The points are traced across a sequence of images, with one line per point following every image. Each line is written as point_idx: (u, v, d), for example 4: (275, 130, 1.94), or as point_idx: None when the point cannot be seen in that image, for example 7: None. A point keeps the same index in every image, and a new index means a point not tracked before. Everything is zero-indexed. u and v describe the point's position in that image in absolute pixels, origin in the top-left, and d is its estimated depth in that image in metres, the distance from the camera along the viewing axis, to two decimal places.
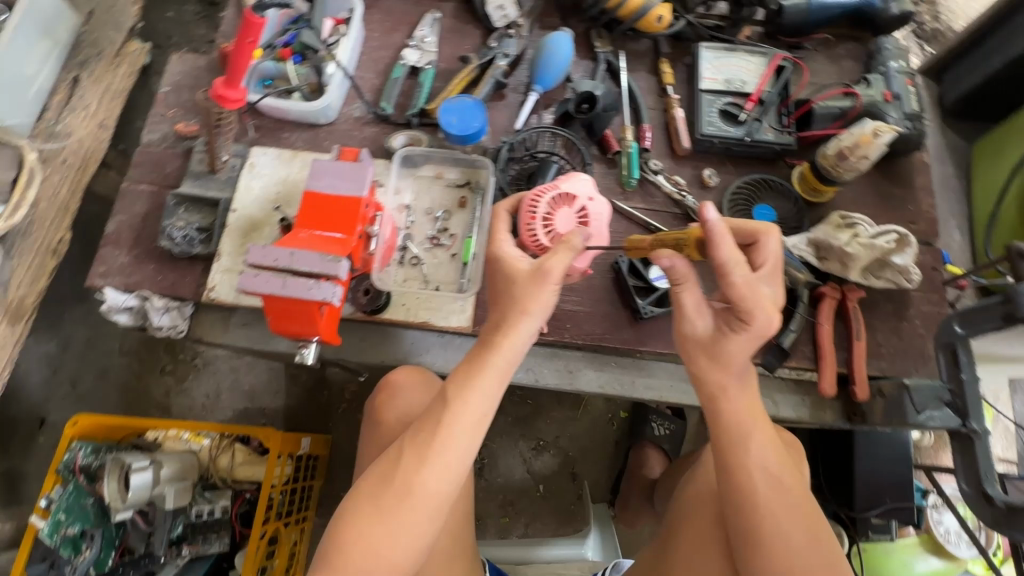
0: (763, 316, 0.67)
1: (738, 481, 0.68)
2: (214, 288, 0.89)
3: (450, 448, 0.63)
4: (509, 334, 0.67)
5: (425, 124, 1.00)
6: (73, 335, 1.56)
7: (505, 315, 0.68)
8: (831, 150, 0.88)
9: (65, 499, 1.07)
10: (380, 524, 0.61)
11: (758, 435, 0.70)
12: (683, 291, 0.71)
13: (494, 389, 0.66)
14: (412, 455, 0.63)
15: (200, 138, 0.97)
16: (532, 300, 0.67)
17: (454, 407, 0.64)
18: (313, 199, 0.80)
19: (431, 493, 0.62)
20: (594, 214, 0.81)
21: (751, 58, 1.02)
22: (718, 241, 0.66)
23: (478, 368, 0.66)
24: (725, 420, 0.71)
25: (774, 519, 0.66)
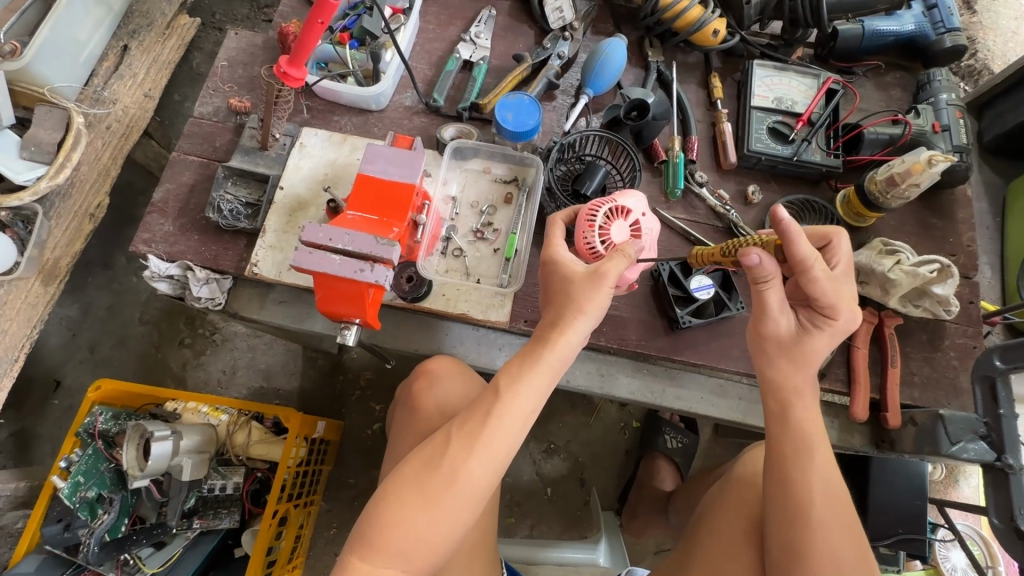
0: (846, 309, 0.71)
1: (797, 492, 0.68)
2: (257, 264, 0.88)
3: (497, 439, 0.63)
4: (564, 332, 0.68)
5: (475, 118, 1.00)
6: (96, 301, 1.57)
7: (560, 314, 0.69)
8: (881, 175, 0.88)
9: (84, 461, 1.07)
10: (422, 509, 0.61)
11: (818, 452, 0.70)
12: (768, 288, 0.71)
13: (544, 385, 0.66)
14: (459, 443, 0.63)
15: (252, 115, 0.98)
16: (588, 301, 0.68)
17: (505, 399, 0.64)
18: (367, 183, 0.81)
19: (474, 483, 0.62)
20: (646, 229, 0.82)
21: (802, 79, 1.03)
22: (795, 237, 0.67)
23: (532, 362, 0.66)
24: (795, 428, 0.71)
25: (827, 534, 0.65)
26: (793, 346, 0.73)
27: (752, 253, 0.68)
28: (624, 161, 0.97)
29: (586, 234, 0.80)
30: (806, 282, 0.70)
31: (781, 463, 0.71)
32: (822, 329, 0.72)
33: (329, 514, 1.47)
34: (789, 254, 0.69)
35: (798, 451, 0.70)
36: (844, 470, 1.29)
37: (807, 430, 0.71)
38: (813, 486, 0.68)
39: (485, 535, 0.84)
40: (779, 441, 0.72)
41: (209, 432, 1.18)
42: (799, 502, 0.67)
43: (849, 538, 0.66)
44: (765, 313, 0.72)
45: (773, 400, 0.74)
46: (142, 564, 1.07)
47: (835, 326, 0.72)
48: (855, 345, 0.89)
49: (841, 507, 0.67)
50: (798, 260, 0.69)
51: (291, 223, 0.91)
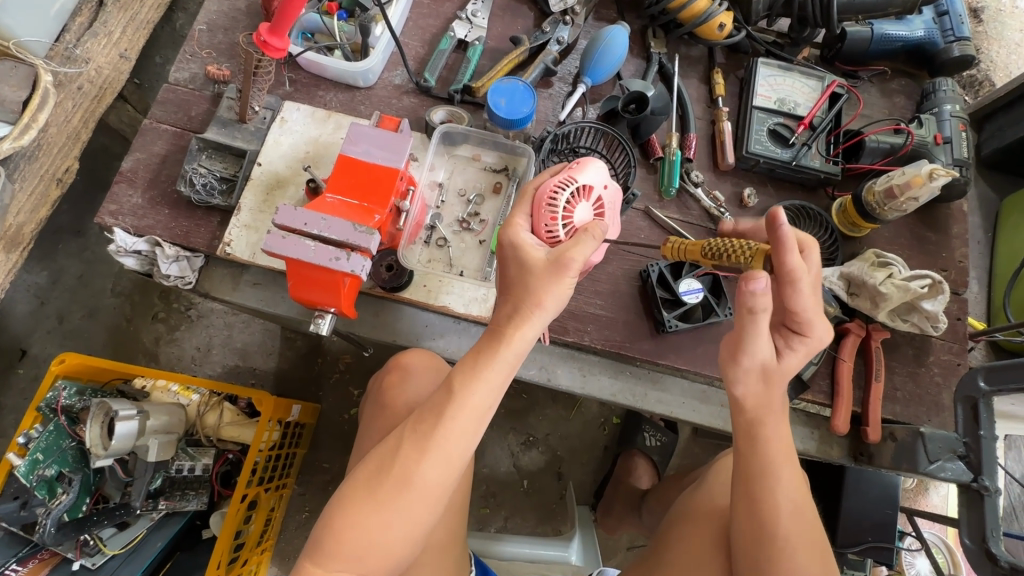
0: (820, 326, 0.69)
1: (761, 505, 0.67)
2: (230, 243, 0.84)
3: (452, 440, 0.61)
4: (520, 326, 0.64)
5: (467, 102, 0.96)
6: (66, 269, 1.51)
7: (517, 308, 0.65)
8: (880, 185, 0.86)
9: (44, 439, 1.02)
10: (375, 513, 0.59)
11: (784, 469, 0.68)
12: (762, 317, 0.65)
13: (499, 381, 0.64)
14: (412, 445, 0.61)
15: (231, 84, 0.92)
16: (544, 296, 0.64)
17: (459, 398, 0.62)
18: (348, 164, 0.77)
19: (430, 485, 0.60)
20: (608, 204, 0.76)
21: (807, 81, 1.00)
22: (788, 245, 0.64)
23: (487, 359, 0.63)
24: (761, 445, 0.69)
25: (791, 550, 0.64)
26: (775, 369, 0.69)
27: (759, 278, 0.62)
28: (618, 155, 0.93)
29: (539, 222, 0.71)
30: (792, 296, 0.66)
31: (746, 479, 0.68)
32: (798, 347, 0.70)
33: (302, 497, 1.45)
34: (777, 265, 0.66)
35: (764, 468, 0.68)
36: (818, 477, 1.30)
37: (774, 449, 0.69)
38: (778, 500, 0.66)
39: (454, 531, 0.82)
40: (745, 459, 0.69)
41: (178, 413, 1.15)
42: (766, 520, 0.66)
43: (813, 552, 0.65)
44: (750, 342, 0.67)
45: (741, 418, 0.71)
46: (103, 545, 1.05)
47: (808, 341, 0.70)
48: (840, 357, 0.88)
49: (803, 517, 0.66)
50: (788, 271, 0.65)
51: (268, 202, 0.87)
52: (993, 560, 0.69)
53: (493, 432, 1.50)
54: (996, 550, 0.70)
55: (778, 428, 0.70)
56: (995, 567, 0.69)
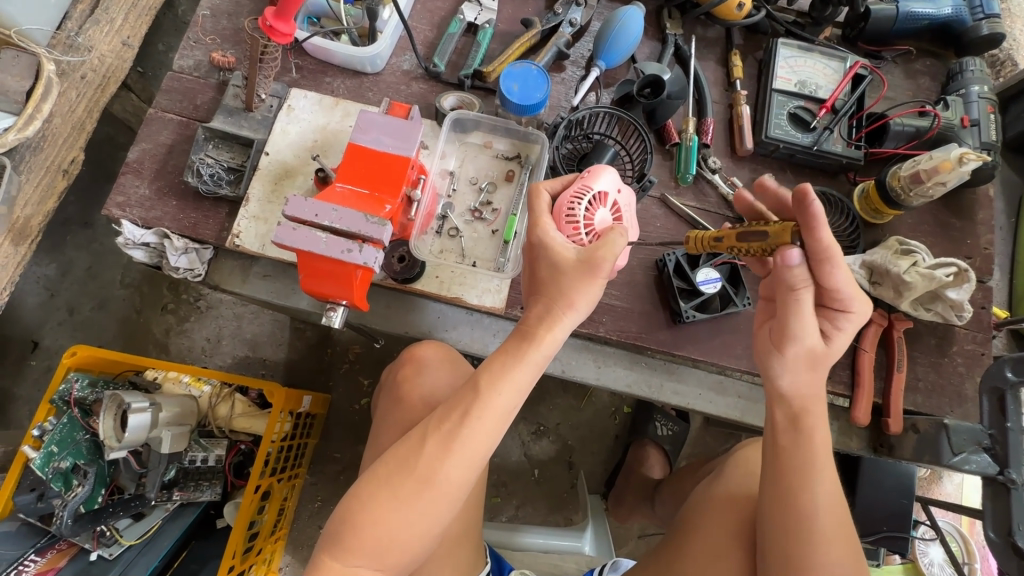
0: (860, 301, 0.67)
1: (797, 500, 0.65)
2: (239, 235, 0.83)
3: (477, 440, 0.61)
4: (552, 328, 0.64)
5: (477, 88, 0.93)
6: (75, 261, 1.50)
7: (549, 308, 0.64)
8: (906, 171, 0.84)
9: (59, 430, 1.03)
10: (398, 508, 0.59)
11: (825, 467, 0.66)
12: (805, 293, 0.66)
13: (526, 383, 0.63)
14: (435, 443, 0.60)
15: (236, 71, 0.90)
16: (577, 295, 0.64)
17: (485, 398, 0.61)
18: (358, 153, 0.75)
19: (453, 483, 0.60)
20: (625, 207, 0.74)
21: (828, 62, 0.97)
22: (820, 224, 0.61)
23: (515, 359, 0.63)
24: (803, 441, 0.67)
25: (825, 545, 0.63)
26: (822, 352, 0.68)
27: (792, 252, 0.64)
28: (634, 142, 0.91)
29: (563, 228, 0.71)
30: (828, 274, 0.64)
31: (782, 470, 0.67)
32: (846, 324, 0.68)
33: (314, 486, 1.46)
34: (811, 246, 0.63)
35: (799, 462, 0.66)
36: (833, 466, 1.29)
37: (815, 445, 0.67)
38: (814, 495, 0.65)
39: (469, 525, 0.82)
40: (784, 450, 0.67)
41: (189, 404, 1.15)
42: (799, 512, 0.64)
43: (848, 549, 0.63)
44: (798, 321, 0.66)
45: (785, 409, 0.69)
46: (119, 536, 1.04)
47: (852, 316, 0.68)
48: (861, 348, 0.86)
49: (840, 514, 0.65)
50: (820, 249, 0.62)
51: (276, 192, 0.85)
52: (1020, 554, 0.68)
53: None
54: (1022, 544, 0.68)
55: (819, 424, 0.68)
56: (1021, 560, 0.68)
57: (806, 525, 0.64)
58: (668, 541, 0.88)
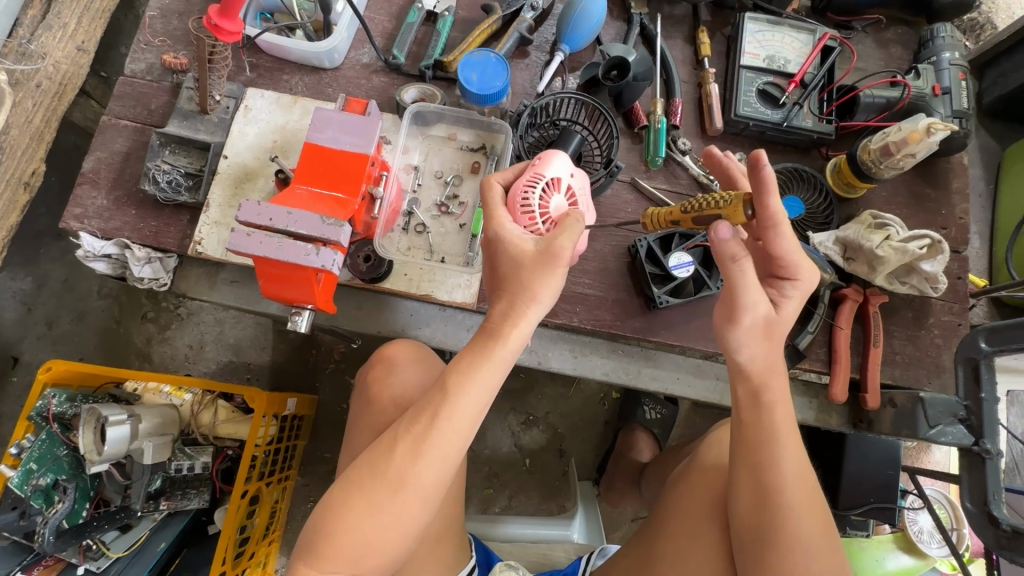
0: (807, 268, 0.69)
1: (764, 480, 0.65)
2: (202, 242, 0.81)
3: (450, 439, 0.60)
4: (518, 323, 0.63)
5: (439, 78, 0.91)
6: (50, 273, 1.48)
7: (512, 304, 0.63)
8: (876, 143, 0.82)
9: (37, 447, 1.02)
10: (373, 509, 0.59)
11: (788, 439, 0.66)
12: (744, 264, 0.65)
13: (494, 380, 0.62)
14: (406, 446, 0.60)
15: (189, 73, 0.87)
16: (538, 289, 0.62)
17: (453, 398, 0.60)
18: (315, 152, 0.74)
19: (425, 485, 0.60)
20: (580, 192, 0.73)
21: (797, 35, 0.95)
22: (770, 189, 0.63)
23: (482, 357, 0.62)
24: (763, 417, 0.67)
25: (797, 518, 0.62)
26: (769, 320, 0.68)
27: (722, 227, 0.66)
28: (601, 127, 0.89)
29: (519, 219, 0.69)
30: (774, 240, 0.66)
31: (749, 450, 0.66)
32: (792, 292, 0.69)
33: (306, 488, 1.46)
34: (760, 210, 0.65)
35: (763, 441, 0.66)
36: (820, 441, 1.29)
37: (778, 418, 0.67)
38: (779, 469, 0.64)
39: (449, 521, 0.82)
40: (747, 429, 0.67)
41: (170, 414, 1.14)
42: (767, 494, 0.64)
43: (819, 520, 0.63)
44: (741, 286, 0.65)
45: (745, 385, 0.69)
46: (107, 549, 1.04)
47: (799, 285, 0.69)
48: (837, 325, 0.85)
49: (809, 486, 0.64)
50: (769, 215, 0.65)
51: (236, 196, 0.83)
52: (995, 522, 0.68)
53: (492, 414, 1.50)
54: (998, 513, 0.69)
55: (780, 394, 0.68)
56: (996, 530, 0.67)
57: (770, 500, 0.64)
58: (647, 527, 0.88)
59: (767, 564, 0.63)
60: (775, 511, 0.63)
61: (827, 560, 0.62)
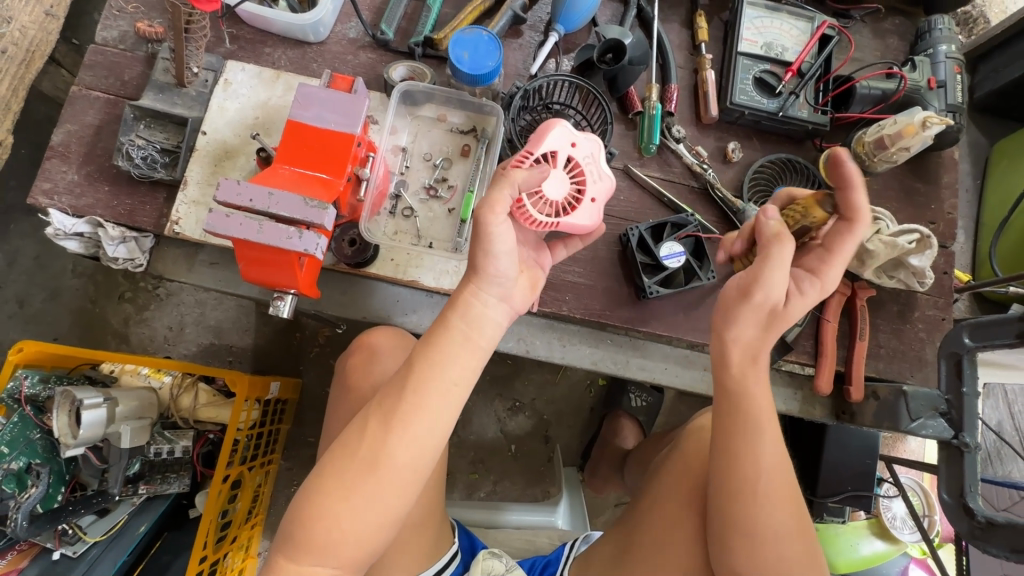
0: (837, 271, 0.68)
1: (741, 467, 0.65)
2: (179, 222, 0.78)
3: (425, 423, 0.59)
4: (475, 301, 0.61)
5: (429, 56, 0.88)
6: (21, 250, 1.42)
7: (467, 281, 0.62)
8: (870, 136, 0.82)
9: (9, 429, 0.98)
10: (346, 496, 0.58)
11: (766, 427, 0.66)
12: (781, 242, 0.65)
13: (466, 357, 0.61)
14: (378, 422, 0.59)
15: (166, 42, 0.83)
16: (487, 266, 0.60)
17: (421, 374, 0.60)
18: (299, 131, 0.71)
19: (400, 462, 0.59)
20: (584, 163, 0.68)
21: (795, 22, 0.93)
22: (854, 183, 0.62)
23: (443, 331, 0.61)
24: (743, 405, 0.67)
25: (771, 505, 0.64)
26: (779, 312, 0.66)
27: (769, 210, 0.69)
28: (596, 111, 0.87)
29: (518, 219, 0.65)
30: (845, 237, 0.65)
31: (727, 437, 0.67)
32: (808, 289, 0.67)
33: (289, 472, 1.44)
34: (843, 205, 0.64)
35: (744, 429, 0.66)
36: (801, 431, 1.31)
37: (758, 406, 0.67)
38: (758, 456, 0.65)
39: (430, 510, 0.81)
40: (727, 416, 0.68)
41: (148, 397, 1.12)
42: (743, 481, 0.64)
43: (792, 507, 0.64)
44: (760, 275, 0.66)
45: (727, 374, 0.68)
46: (83, 534, 1.01)
47: (819, 283, 0.67)
48: (825, 318, 0.85)
49: (782, 470, 0.65)
50: (852, 211, 0.64)
51: (216, 174, 0.80)
52: (971, 514, 0.69)
53: (479, 400, 1.50)
54: (973, 505, 0.70)
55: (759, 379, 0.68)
56: (971, 522, 0.68)
57: (732, 486, 0.65)
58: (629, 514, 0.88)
59: (731, 550, 0.65)
60: (744, 497, 0.64)
61: (795, 546, 0.63)
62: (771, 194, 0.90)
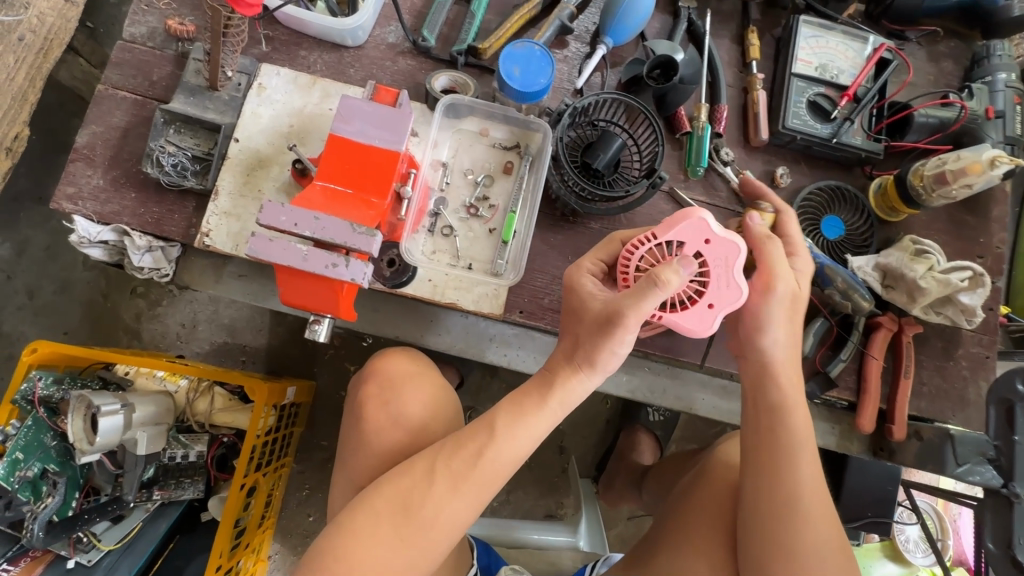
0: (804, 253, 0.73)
1: (786, 490, 0.63)
2: (210, 234, 0.75)
3: (485, 480, 0.62)
4: (571, 380, 0.63)
5: (471, 65, 0.84)
6: (32, 239, 1.39)
7: (571, 356, 0.63)
8: (930, 169, 0.79)
9: (24, 435, 0.96)
10: (390, 528, 0.60)
11: (813, 459, 0.64)
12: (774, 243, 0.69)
13: (539, 426, 0.63)
14: (444, 477, 0.61)
15: (198, 42, 0.79)
16: (604, 362, 0.61)
17: (499, 440, 0.62)
18: (341, 147, 0.67)
19: (451, 518, 0.61)
20: (717, 261, 0.65)
21: (851, 44, 0.89)
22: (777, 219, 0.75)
23: (530, 404, 0.63)
24: (792, 431, 0.65)
25: (812, 532, 0.61)
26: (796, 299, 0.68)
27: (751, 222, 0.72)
28: (642, 130, 0.83)
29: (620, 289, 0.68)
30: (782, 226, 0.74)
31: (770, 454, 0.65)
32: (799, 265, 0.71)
33: (301, 475, 1.42)
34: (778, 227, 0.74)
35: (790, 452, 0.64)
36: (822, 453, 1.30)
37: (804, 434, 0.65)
38: (802, 482, 0.63)
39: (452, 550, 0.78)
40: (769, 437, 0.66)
41: (165, 402, 1.09)
42: (789, 505, 0.62)
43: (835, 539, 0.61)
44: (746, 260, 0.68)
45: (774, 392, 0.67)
46: (97, 541, 1.00)
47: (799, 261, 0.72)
48: (869, 355, 0.83)
49: (823, 497, 0.63)
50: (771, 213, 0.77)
51: (249, 184, 0.76)
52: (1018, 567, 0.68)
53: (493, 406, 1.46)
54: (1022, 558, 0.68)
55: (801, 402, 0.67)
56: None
57: (773, 516, 0.62)
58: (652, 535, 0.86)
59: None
60: (789, 521, 0.61)
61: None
62: (819, 223, 0.87)
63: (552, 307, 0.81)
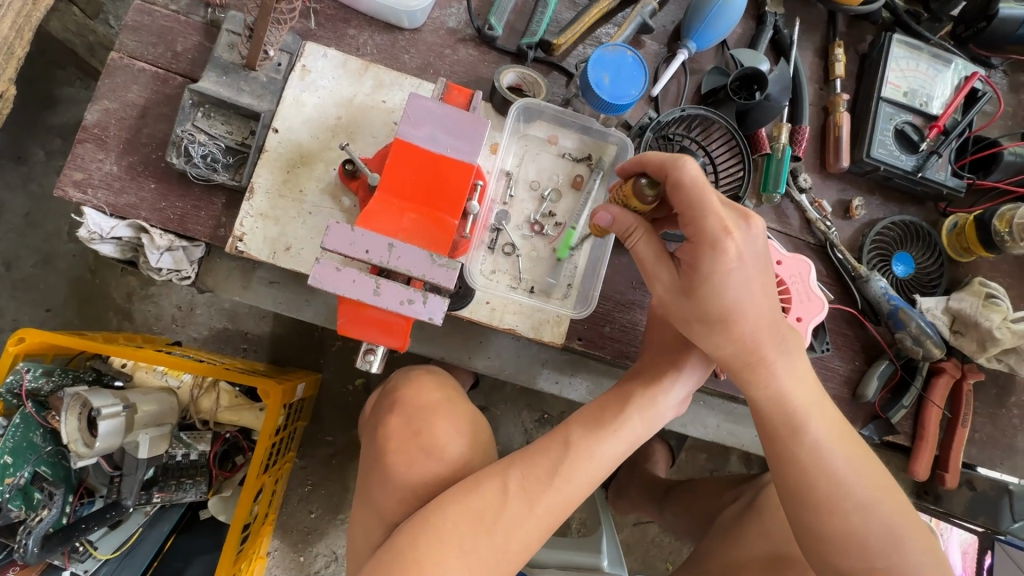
0: (719, 243, 0.52)
1: (838, 533, 0.56)
2: (244, 239, 0.66)
3: (562, 498, 0.59)
4: (655, 398, 0.64)
5: (540, 62, 0.76)
6: (8, 203, 1.18)
7: (655, 371, 0.65)
8: (1020, 216, 0.76)
9: (11, 434, 0.85)
10: (460, 549, 0.56)
11: (870, 480, 0.57)
12: (728, 276, 0.53)
13: (623, 445, 0.63)
14: (518, 494, 0.59)
15: (232, 11, 0.68)
16: (688, 362, 0.65)
17: (577, 457, 0.61)
18: (410, 155, 0.59)
19: (517, 535, 0.58)
20: (791, 281, 0.70)
21: (943, 69, 0.83)
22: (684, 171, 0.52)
23: (611, 421, 0.63)
24: (836, 463, 0.56)
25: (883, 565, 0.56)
26: (693, 310, 0.56)
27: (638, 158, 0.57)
28: (723, 150, 0.76)
29: None
30: (678, 196, 0.53)
31: (807, 497, 0.57)
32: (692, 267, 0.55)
33: (303, 471, 1.27)
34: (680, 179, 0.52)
35: (841, 491, 0.56)
36: None
37: (854, 460, 0.57)
38: (857, 514, 0.56)
39: None
40: (795, 478, 0.57)
41: (169, 400, 1.00)
42: (851, 546, 0.56)
43: (923, 563, 0.56)
44: (734, 312, 0.55)
45: (786, 424, 0.57)
46: (93, 550, 0.93)
47: (720, 269, 0.53)
48: (930, 401, 0.80)
49: (825, 415, 0.58)
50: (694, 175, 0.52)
51: (289, 183, 0.67)
52: None
53: (505, 407, 1.29)
54: None
55: (839, 428, 0.58)
56: None
57: (816, 535, 0.57)
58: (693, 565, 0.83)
59: None
60: (827, 553, 0.57)
61: (891, 508, 0.56)
62: (891, 259, 0.82)
63: (612, 335, 0.75)
